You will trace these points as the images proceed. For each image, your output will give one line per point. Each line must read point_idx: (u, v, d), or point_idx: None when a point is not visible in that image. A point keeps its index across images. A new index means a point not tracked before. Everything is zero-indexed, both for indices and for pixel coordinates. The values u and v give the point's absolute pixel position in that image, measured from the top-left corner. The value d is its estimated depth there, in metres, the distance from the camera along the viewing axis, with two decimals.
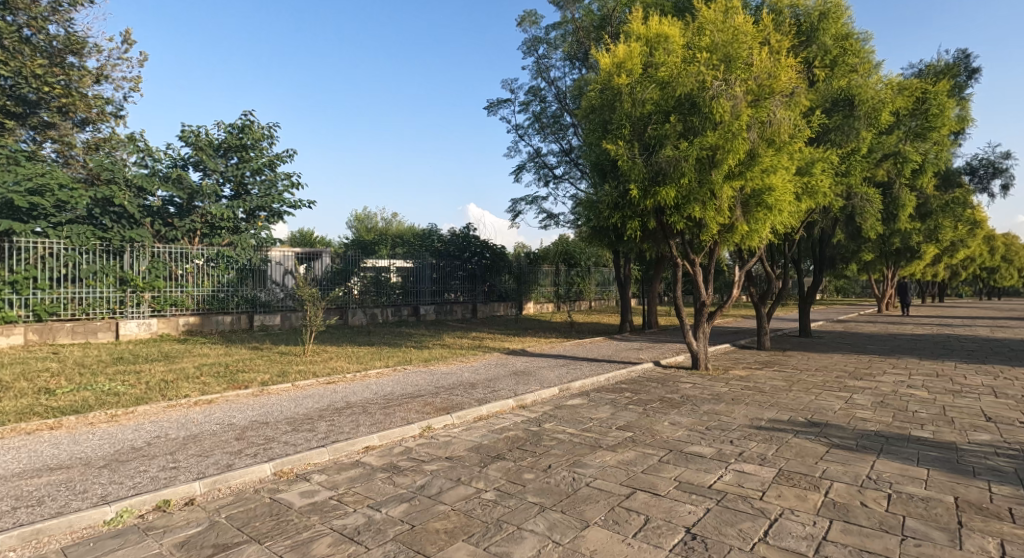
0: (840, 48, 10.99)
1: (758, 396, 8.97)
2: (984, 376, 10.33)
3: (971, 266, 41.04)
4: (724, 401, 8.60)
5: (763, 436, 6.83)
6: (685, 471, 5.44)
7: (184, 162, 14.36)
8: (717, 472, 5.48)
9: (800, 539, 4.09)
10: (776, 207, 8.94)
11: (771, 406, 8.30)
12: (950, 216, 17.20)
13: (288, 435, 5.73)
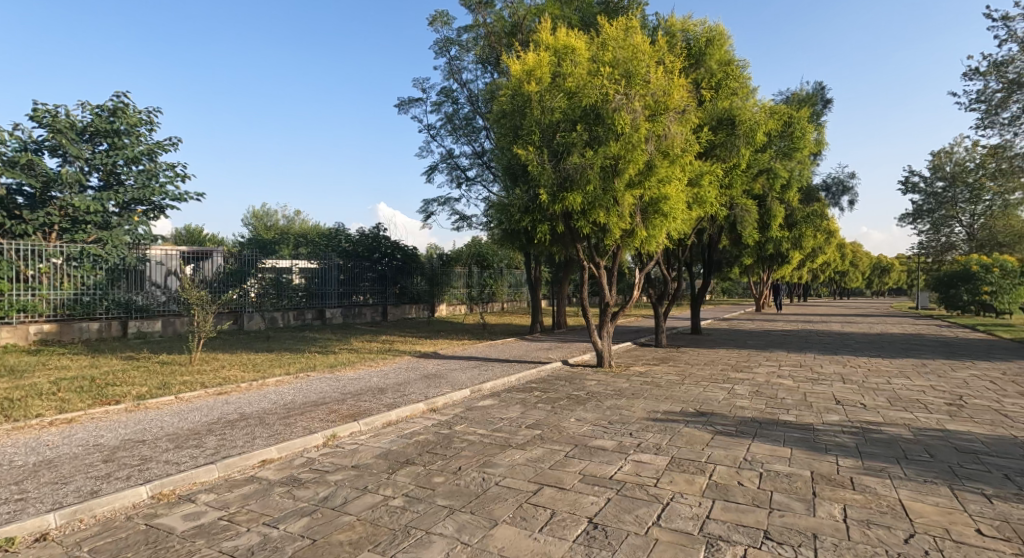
0: (724, 71, 12.09)
1: (655, 390, 9.75)
2: (838, 365, 11.89)
3: (828, 270, 46.57)
4: (625, 396, 9.27)
5: (658, 427, 7.49)
6: (589, 464, 5.90)
7: (38, 146, 12.68)
8: (617, 463, 5.99)
9: (686, 520, 4.62)
10: (671, 214, 9.76)
11: (666, 399, 9.08)
12: (812, 225, 19.49)
13: (170, 453, 5.53)
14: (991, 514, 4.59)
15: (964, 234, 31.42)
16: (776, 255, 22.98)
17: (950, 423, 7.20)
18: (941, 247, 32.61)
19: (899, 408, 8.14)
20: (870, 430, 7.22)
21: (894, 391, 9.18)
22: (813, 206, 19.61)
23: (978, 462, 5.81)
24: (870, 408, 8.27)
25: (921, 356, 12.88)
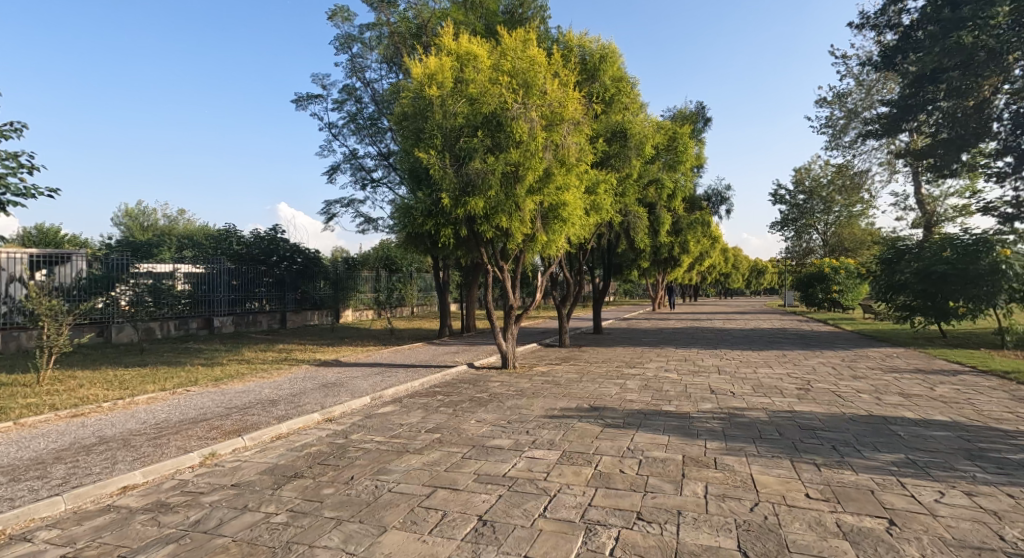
0: (617, 86, 12.63)
1: (554, 389, 10.10)
2: (716, 358, 13.01)
3: (713, 273, 50.55)
4: (525, 395, 9.53)
5: (553, 424, 7.76)
6: (484, 463, 5.95)
7: None
8: (511, 460, 6.09)
9: (570, 508, 4.73)
10: (569, 220, 10.02)
11: (564, 397, 9.42)
12: (696, 232, 21.15)
13: (7, 487, 5.00)
14: (819, 479, 5.07)
15: (820, 240, 35.43)
16: (668, 258, 24.60)
17: (800, 405, 8.11)
18: (802, 253, 36.82)
19: (760, 394, 9.03)
20: (737, 415, 7.99)
21: (758, 379, 10.23)
22: (697, 214, 21.27)
23: (818, 436, 6.55)
24: (738, 395, 9.12)
25: (783, 348, 14.44)
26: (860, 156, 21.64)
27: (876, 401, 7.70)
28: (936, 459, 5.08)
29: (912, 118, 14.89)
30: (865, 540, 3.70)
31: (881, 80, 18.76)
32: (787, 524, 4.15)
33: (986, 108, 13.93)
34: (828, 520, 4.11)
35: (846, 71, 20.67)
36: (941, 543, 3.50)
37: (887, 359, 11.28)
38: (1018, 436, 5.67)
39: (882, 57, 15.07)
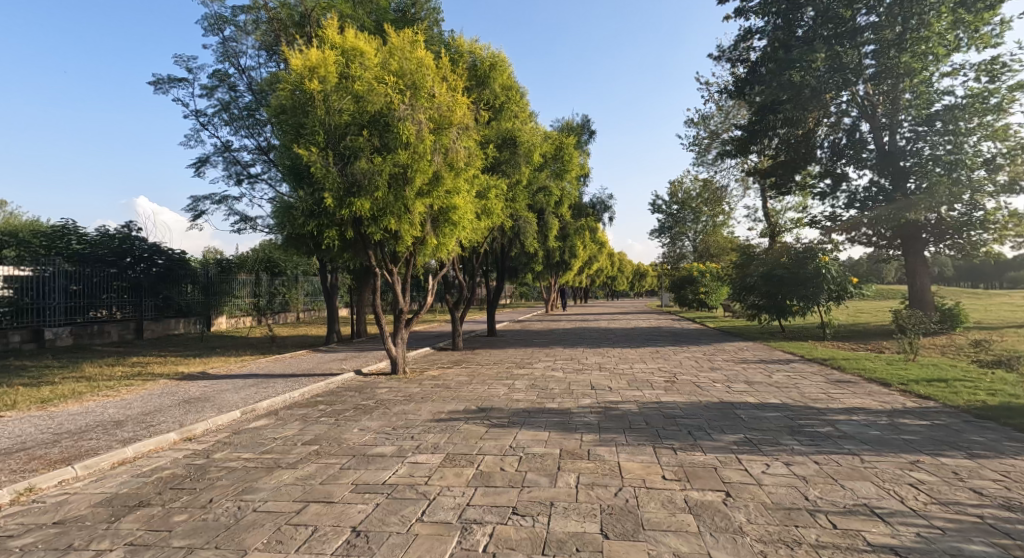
0: (507, 94, 12.41)
1: (444, 392, 9.63)
2: (600, 357, 13.57)
3: (600, 277, 53.24)
4: (414, 400, 9.02)
5: (439, 427, 7.15)
6: (363, 473, 5.28)
7: None
8: (392, 467, 5.45)
9: (448, 510, 4.26)
10: (460, 223, 9.60)
11: (453, 399, 8.97)
12: (581, 237, 22.09)
13: None
14: (675, 461, 5.29)
15: (691, 248, 38.50)
16: (560, 263, 25.32)
17: (666, 395, 8.73)
18: (676, 258, 40.15)
19: (634, 388, 9.55)
20: (611, 408, 8.04)
21: (632, 375, 10.85)
22: (584, 221, 22.20)
23: (677, 423, 6.90)
24: (614, 390, 9.44)
25: (658, 345, 15.46)
26: (720, 173, 23.96)
27: (727, 390, 8.60)
28: (766, 436, 5.82)
29: (759, 141, 16.66)
30: (706, 512, 3.98)
31: (734, 106, 20.96)
32: (643, 505, 4.19)
33: (811, 137, 16.10)
34: (678, 497, 4.32)
35: (708, 95, 22.85)
36: (764, 509, 3.98)
37: (739, 352, 12.59)
38: (828, 412, 6.65)
39: (736, 86, 16.89)
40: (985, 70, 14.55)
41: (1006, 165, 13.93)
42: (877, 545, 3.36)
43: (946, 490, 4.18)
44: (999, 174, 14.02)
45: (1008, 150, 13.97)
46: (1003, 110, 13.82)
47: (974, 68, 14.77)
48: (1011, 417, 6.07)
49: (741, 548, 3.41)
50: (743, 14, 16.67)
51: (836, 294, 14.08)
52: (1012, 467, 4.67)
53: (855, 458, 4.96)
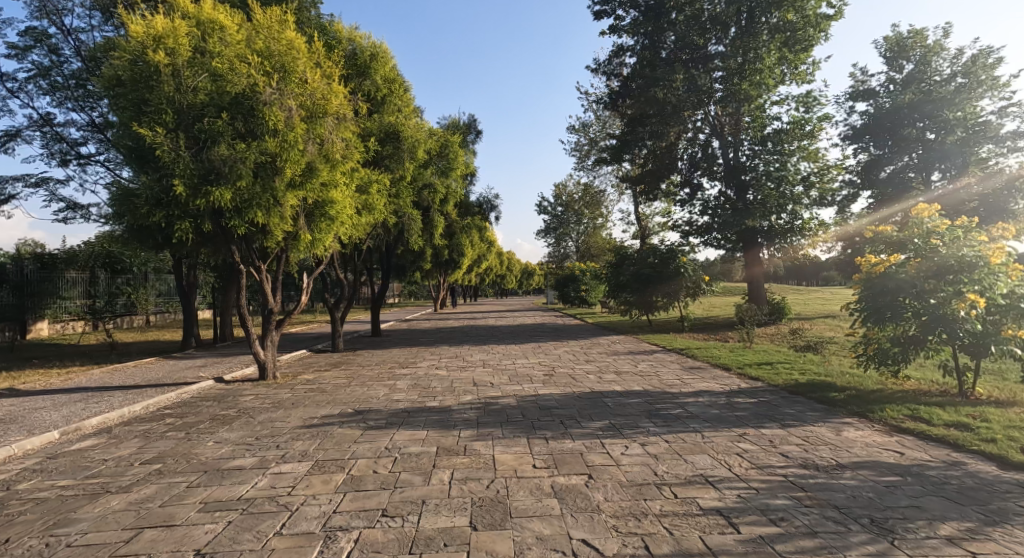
0: (388, 87, 12.14)
1: (317, 396, 9.09)
2: (484, 354, 13.67)
3: (488, 277, 53.77)
4: (283, 406, 8.36)
5: (310, 434, 6.53)
6: (214, 490, 4.71)
7: None
8: (250, 481, 4.91)
9: (311, 519, 4.00)
10: (338, 219, 9.22)
11: (327, 403, 8.43)
12: (468, 236, 22.11)
13: None
14: (546, 450, 5.43)
15: (574, 248, 40.09)
16: (447, 262, 25.24)
17: (543, 388, 8.90)
18: (560, 257, 41.68)
19: (514, 382, 9.53)
20: (490, 403, 7.82)
21: (515, 369, 11.04)
22: (470, 219, 22.29)
23: (552, 413, 7.04)
24: (495, 385, 9.26)
25: (539, 341, 15.91)
26: (598, 178, 25.33)
27: (598, 380, 9.15)
28: (627, 421, 6.30)
29: (632, 151, 17.78)
30: (568, 495, 4.22)
31: (610, 117, 22.27)
32: (512, 494, 4.29)
33: (673, 150, 17.51)
34: (545, 485, 4.45)
35: (587, 105, 24.14)
36: (618, 487, 4.33)
37: (611, 346, 13.37)
38: (679, 395, 7.34)
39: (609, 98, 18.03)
40: (802, 101, 16.70)
41: (817, 183, 16.15)
42: (707, 509, 3.86)
43: (764, 456, 4.87)
44: (813, 190, 16.17)
45: (818, 169, 16.23)
46: (815, 136, 16.03)
47: (794, 99, 16.89)
48: (814, 391, 7.15)
49: (597, 525, 3.69)
50: (615, 31, 17.72)
51: (692, 291, 15.61)
52: (812, 432, 5.54)
53: (697, 434, 5.57)
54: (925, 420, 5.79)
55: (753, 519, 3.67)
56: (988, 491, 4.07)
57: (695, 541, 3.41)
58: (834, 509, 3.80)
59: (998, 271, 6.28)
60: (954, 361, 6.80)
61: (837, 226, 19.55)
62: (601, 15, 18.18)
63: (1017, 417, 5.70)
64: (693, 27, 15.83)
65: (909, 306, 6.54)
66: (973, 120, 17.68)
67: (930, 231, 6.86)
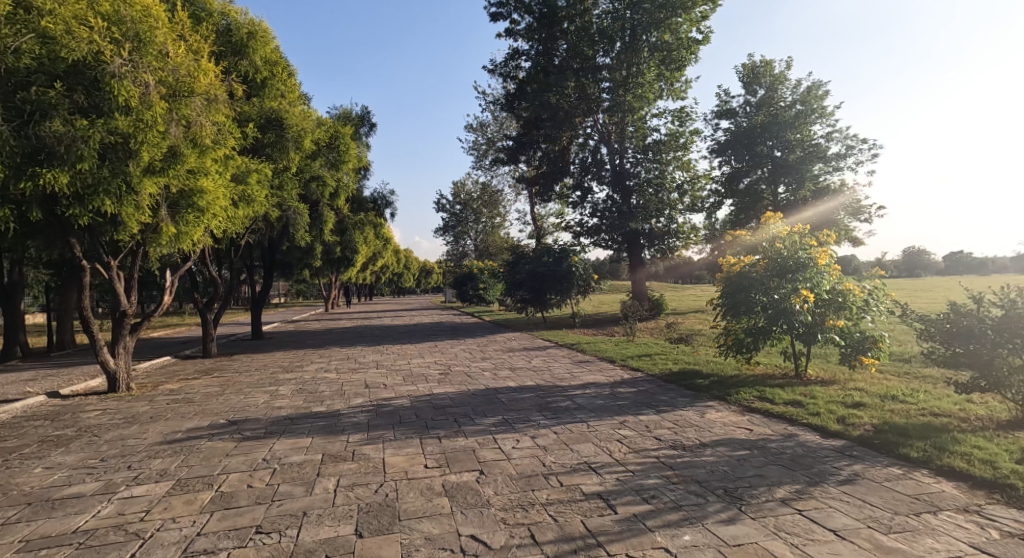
0: (268, 70, 11.15)
1: (183, 405, 8.30)
2: (376, 355, 13.36)
3: (384, 274, 52.29)
4: (139, 421, 7.05)
5: (170, 450, 5.50)
6: (41, 524, 3.88)
7: None
8: (90, 510, 4.10)
9: (168, 546, 3.50)
10: (209, 211, 8.02)
11: (196, 414, 7.19)
12: (360, 232, 21.32)
13: None
14: (438, 448, 5.46)
15: (472, 246, 40.05)
16: (339, 260, 24.19)
17: (437, 387, 8.88)
18: (458, 255, 41.58)
19: (409, 382, 9.39)
20: (382, 405, 7.45)
21: (409, 369, 10.91)
22: (361, 215, 21.49)
23: (445, 412, 7.04)
24: (387, 386, 9.07)
25: (434, 340, 15.83)
26: (495, 177, 25.63)
27: (492, 377, 9.31)
28: (518, 415, 6.50)
29: (527, 153, 18.43)
30: (459, 493, 4.30)
31: (507, 118, 22.64)
32: (402, 496, 4.27)
33: (566, 154, 18.16)
34: (436, 484, 4.50)
35: (484, 105, 24.36)
36: (508, 480, 4.49)
37: (507, 343, 13.64)
38: (568, 388, 7.69)
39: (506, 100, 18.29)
40: (677, 116, 18.03)
41: (689, 191, 17.54)
42: (589, 494, 4.12)
43: (640, 440, 5.26)
44: (685, 197, 17.57)
45: (690, 179, 17.62)
46: (688, 148, 17.37)
47: (670, 113, 18.16)
48: (684, 379, 7.80)
49: (486, 520, 3.80)
50: (512, 35, 18.05)
51: (582, 289, 16.35)
52: (681, 416, 6.06)
53: (582, 424, 5.88)
54: (769, 399, 6.56)
55: (629, 499, 4.01)
56: (812, 456, 4.78)
57: (577, 525, 3.65)
58: (697, 483, 4.25)
59: (824, 271, 7.28)
60: (793, 348, 7.74)
61: (706, 229, 21.52)
62: (497, 17, 18.43)
63: (838, 394, 6.64)
64: (582, 37, 16.49)
65: (758, 301, 7.38)
66: (809, 142, 20.26)
67: (775, 236, 7.73)
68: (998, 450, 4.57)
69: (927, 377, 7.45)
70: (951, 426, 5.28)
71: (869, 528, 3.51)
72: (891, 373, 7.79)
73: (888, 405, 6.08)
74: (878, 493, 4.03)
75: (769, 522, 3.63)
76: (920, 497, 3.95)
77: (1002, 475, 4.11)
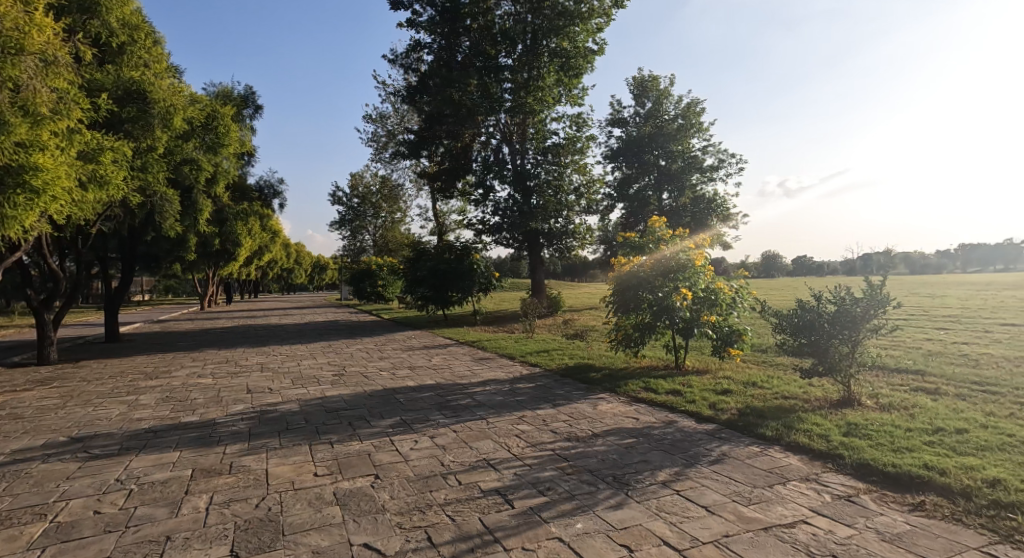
0: (127, 34, 9.90)
1: (13, 420, 7.11)
2: (258, 357, 12.44)
3: (271, 270, 49.07)
4: None
5: None
6: None
7: None
8: None
9: None
10: (45, 193, 6.62)
11: (25, 433, 6.20)
12: (243, 224, 19.75)
13: None
14: (329, 455, 5.12)
15: (370, 242, 38.72)
16: (219, 253, 22.18)
17: (330, 389, 8.42)
18: (355, 251, 40.08)
19: (297, 385, 8.80)
20: (266, 411, 6.93)
21: (298, 371, 10.27)
22: (243, 204, 19.89)
23: (337, 415, 6.66)
24: (273, 390, 8.44)
25: (326, 340, 15.07)
26: (395, 171, 25.01)
27: (390, 377, 9.01)
28: (416, 415, 6.31)
29: (428, 147, 17.94)
30: (352, 500, 4.04)
31: (407, 111, 22.12)
32: (287, 509, 3.94)
33: (468, 152, 18.16)
34: (326, 494, 4.19)
35: (384, 96, 23.61)
36: (405, 483, 4.30)
37: (406, 341, 13.31)
38: (468, 386, 7.61)
39: (407, 92, 17.86)
40: (574, 121, 18.57)
41: (585, 194, 18.10)
42: (487, 490, 4.05)
43: (537, 434, 5.29)
44: (582, 200, 18.11)
45: (586, 182, 18.22)
46: (584, 152, 17.93)
47: (568, 118, 18.66)
48: (579, 373, 7.98)
49: (380, 526, 3.60)
50: (413, 26, 17.63)
51: (483, 286, 16.33)
52: (575, 409, 6.19)
53: (481, 421, 5.82)
54: (653, 389, 6.89)
55: (525, 493, 3.98)
56: (689, 440, 5.07)
57: (474, 523, 3.55)
58: (588, 472, 4.32)
59: (701, 271, 7.76)
60: (674, 341, 8.20)
61: (600, 231, 22.42)
62: (397, 6, 17.91)
63: (712, 383, 7.11)
64: (484, 37, 16.82)
65: (645, 299, 7.79)
66: (688, 154, 21.78)
67: (659, 239, 8.17)
68: (831, 425, 5.12)
69: (780, 365, 8.25)
70: (797, 407, 5.83)
71: (735, 503, 3.76)
72: (753, 362, 8.53)
73: (750, 391, 6.60)
74: (742, 469, 4.33)
75: (652, 503, 3.76)
76: (774, 470, 4.31)
77: (834, 447, 4.60)
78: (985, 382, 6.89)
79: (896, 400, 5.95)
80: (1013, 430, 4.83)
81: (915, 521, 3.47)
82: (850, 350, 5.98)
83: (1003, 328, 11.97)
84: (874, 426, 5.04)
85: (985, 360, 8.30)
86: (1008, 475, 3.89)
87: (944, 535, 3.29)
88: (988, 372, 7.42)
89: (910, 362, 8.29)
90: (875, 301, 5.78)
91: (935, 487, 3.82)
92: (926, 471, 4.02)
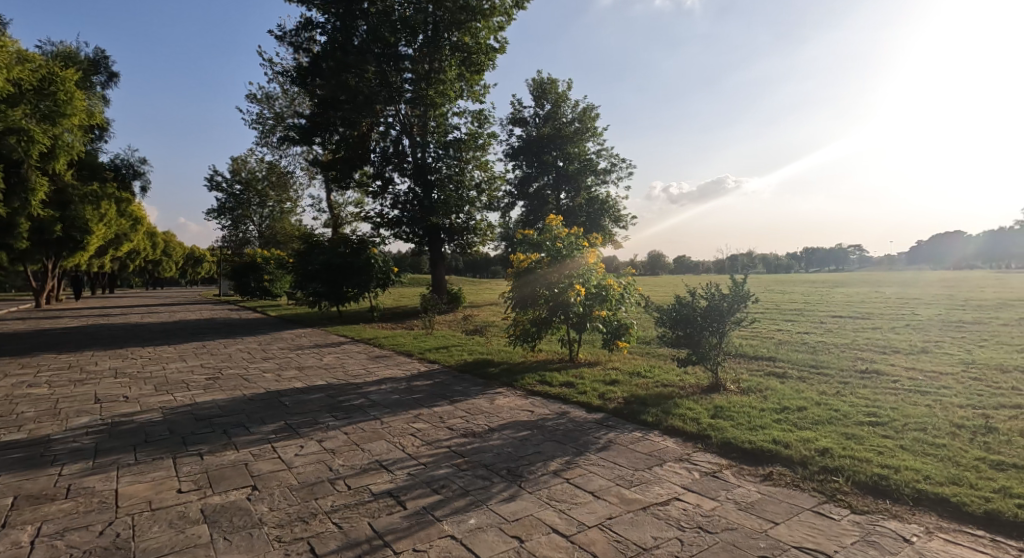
0: None
1: None
2: (112, 361, 11.03)
3: (133, 262, 44.09)
4: None
5: None
6: None
7: None
8: None
9: None
10: None
11: None
12: (93, 207, 17.63)
13: None
14: (198, 467, 4.60)
15: (254, 233, 36.21)
16: (63, 242, 19.44)
17: (202, 394, 7.63)
18: (237, 242, 37.27)
19: (162, 392, 7.87)
20: (120, 423, 6.11)
21: (164, 376, 9.23)
22: (92, 186, 17.68)
23: (209, 423, 6.03)
24: (131, 399, 7.49)
25: (200, 340, 13.76)
26: (285, 158, 23.57)
27: (275, 378, 8.37)
28: (304, 419, 5.86)
29: (322, 134, 16.99)
30: (223, 516, 3.63)
31: (299, 94, 20.82)
32: (142, 533, 3.45)
33: (367, 140, 17.18)
34: (191, 511, 3.73)
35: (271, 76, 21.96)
36: (287, 492, 3.94)
37: (294, 340, 12.51)
38: (361, 385, 7.23)
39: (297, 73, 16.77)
40: (476, 117, 18.43)
41: (486, 191, 18.05)
42: (378, 493, 3.81)
43: (432, 432, 5.10)
44: (482, 196, 18.03)
45: (487, 179, 18.14)
46: (485, 149, 17.85)
47: (470, 114, 18.50)
48: (476, 369, 7.88)
49: (255, 542, 3.25)
50: (304, 3, 16.57)
51: (380, 282, 15.77)
52: (471, 404, 6.07)
53: (375, 421, 5.53)
54: (548, 382, 6.96)
55: (419, 493, 3.79)
56: (580, 429, 5.13)
57: (363, 529, 3.31)
58: (484, 467, 4.21)
59: (593, 268, 7.97)
60: (567, 335, 8.33)
61: (500, 226, 22.53)
62: None
63: (603, 374, 7.30)
64: (383, 22, 15.84)
65: (541, 294, 7.87)
66: (584, 157, 22.42)
67: (554, 237, 8.27)
68: (701, 409, 5.41)
69: (661, 355, 8.71)
70: (675, 393, 6.14)
71: (618, 486, 3.82)
72: (639, 353, 8.93)
73: (636, 380, 6.86)
74: (626, 454, 4.45)
75: (544, 493, 3.72)
76: (653, 453, 4.46)
77: (703, 428, 4.86)
78: (821, 365, 7.73)
79: (754, 383, 6.48)
80: (840, 406, 5.41)
81: (764, 489, 3.72)
82: (720, 341, 6.40)
83: (835, 319, 13.57)
84: (737, 408, 5.41)
85: (823, 346, 9.32)
86: (834, 444, 4.32)
87: (786, 500, 3.55)
88: (826, 357, 8.34)
89: (765, 350, 9.10)
90: (738, 296, 6.27)
91: (781, 459, 4.14)
92: (774, 445, 4.34)
